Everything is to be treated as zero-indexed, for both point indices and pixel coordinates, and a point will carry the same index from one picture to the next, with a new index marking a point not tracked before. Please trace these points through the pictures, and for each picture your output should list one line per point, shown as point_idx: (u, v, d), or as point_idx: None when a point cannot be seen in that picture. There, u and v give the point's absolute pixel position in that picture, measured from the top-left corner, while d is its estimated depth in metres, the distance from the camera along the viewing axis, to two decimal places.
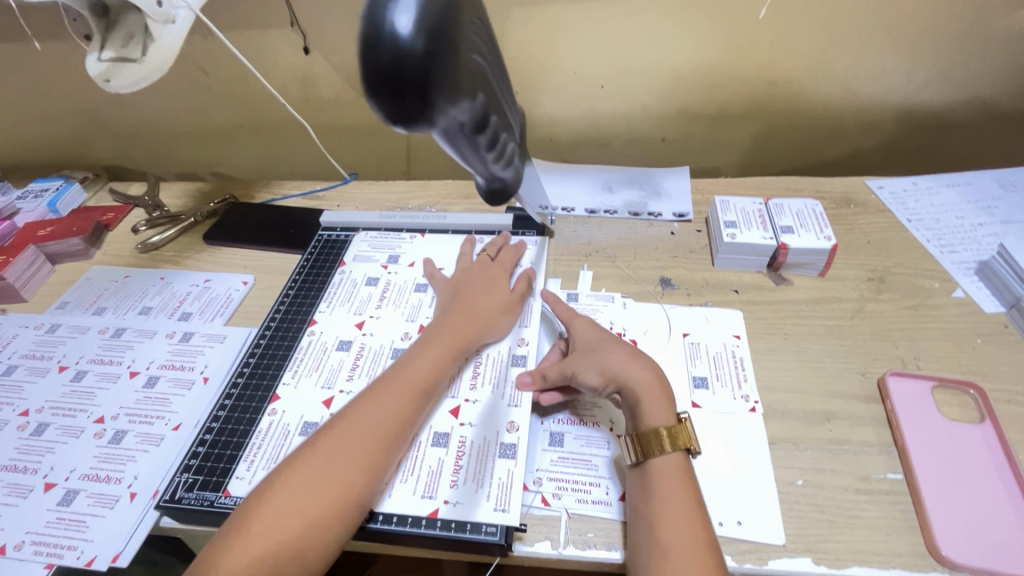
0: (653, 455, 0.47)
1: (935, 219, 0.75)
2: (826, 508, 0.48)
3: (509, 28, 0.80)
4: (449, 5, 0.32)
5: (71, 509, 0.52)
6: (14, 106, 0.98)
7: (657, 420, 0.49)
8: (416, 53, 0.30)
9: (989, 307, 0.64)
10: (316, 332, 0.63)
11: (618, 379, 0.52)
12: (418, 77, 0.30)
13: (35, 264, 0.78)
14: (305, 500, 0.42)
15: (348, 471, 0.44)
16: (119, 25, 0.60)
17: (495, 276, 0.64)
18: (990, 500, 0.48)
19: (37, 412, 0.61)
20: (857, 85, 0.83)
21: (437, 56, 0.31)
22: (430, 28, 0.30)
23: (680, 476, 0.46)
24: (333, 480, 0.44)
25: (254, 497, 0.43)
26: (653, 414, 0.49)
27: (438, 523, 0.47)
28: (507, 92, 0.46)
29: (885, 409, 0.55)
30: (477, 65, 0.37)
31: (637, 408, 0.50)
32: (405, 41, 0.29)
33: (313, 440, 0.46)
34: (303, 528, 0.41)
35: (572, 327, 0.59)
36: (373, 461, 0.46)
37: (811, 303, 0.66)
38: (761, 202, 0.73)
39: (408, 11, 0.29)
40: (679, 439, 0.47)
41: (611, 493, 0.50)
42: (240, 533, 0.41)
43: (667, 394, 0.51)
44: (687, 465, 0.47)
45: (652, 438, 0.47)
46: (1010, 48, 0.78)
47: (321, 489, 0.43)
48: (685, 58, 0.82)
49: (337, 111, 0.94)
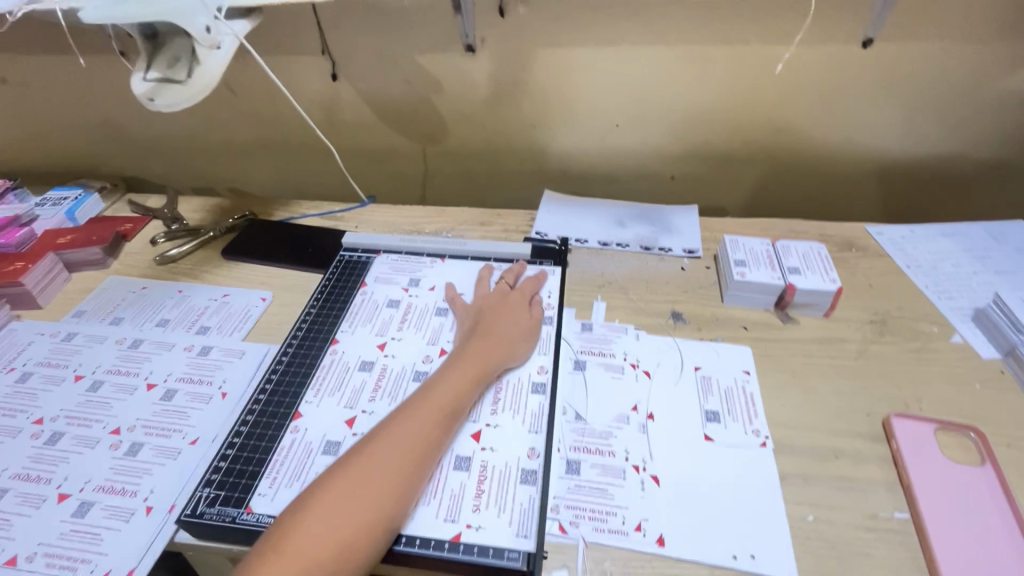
0: None
1: (933, 267, 0.79)
2: (836, 544, 0.50)
3: (532, 66, 0.84)
4: None
5: (85, 521, 0.52)
6: (40, 114, 1.00)
7: None
8: None
9: (986, 353, 0.67)
10: (338, 351, 0.64)
11: None
12: None
13: (53, 271, 0.79)
14: (340, 520, 0.44)
15: (379, 491, 0.46)
16: (166, 48, 0.64)
17: (515, 302, 0.66)
18: (993, 541, 0.50)
19: (52, 420, 0.61)
20: (856, 136, 0.88)
21: None
22: None
23: None
24: (366, 501, 0.45)
25: (287, 517, 0.45)
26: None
27: (461, 547, 0.48)
28: None
29: (890, 448, 0.57)
30: None
31: None
32: None
33: (345, 462, 0.48)
34: (338, 547, 0.43)
35: None
36: (403, 483, 0.48)
37: (816, 342, 0.68)
38: (768, 243, 0.77)
39: None
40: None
41: (627, 522, 0.51)
42: (275, 553, 0.42)
43: None
44: None
45: None
46: (999, 109, 0.83)
47: (353, 511, 0.45)
48: (696, 103, 0.86)
49: (358, 135, 0.97)
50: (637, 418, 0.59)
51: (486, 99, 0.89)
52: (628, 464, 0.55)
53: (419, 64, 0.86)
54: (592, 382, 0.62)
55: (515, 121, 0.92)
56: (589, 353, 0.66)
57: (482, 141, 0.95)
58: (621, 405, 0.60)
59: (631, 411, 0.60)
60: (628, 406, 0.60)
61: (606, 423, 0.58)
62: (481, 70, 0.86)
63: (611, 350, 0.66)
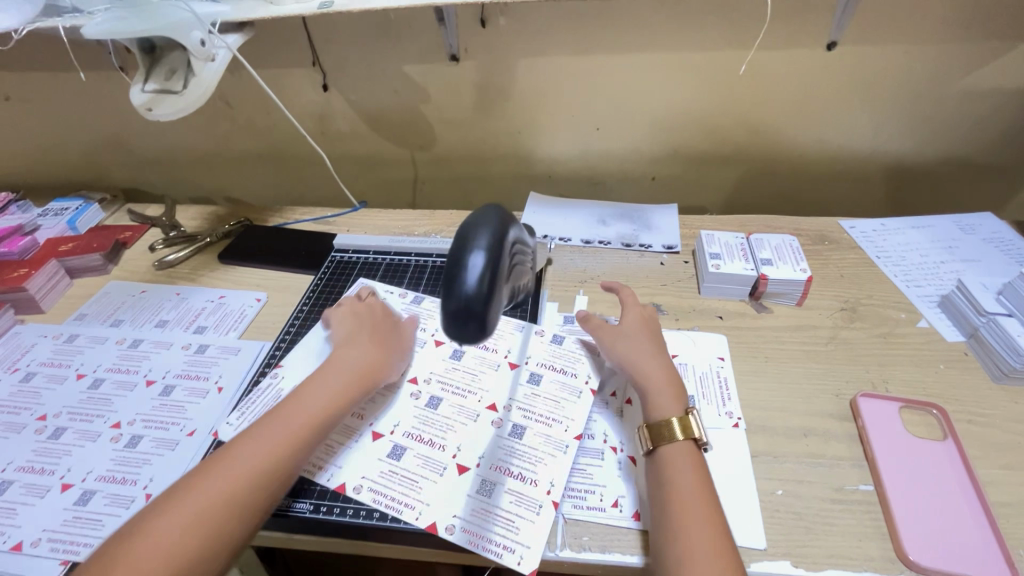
0: (665, 443, 0.51)
1: (902, 257, 0.82)
2: (803, 516, 0.52)
3: (513, 74, 0.88)
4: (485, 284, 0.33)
5: (88, 508, 0.54)
6: (42, 129, 1.04)
7: (667, 411, 0.54)
8: (477, 301, 0.33)
9: (950, 336, 0.70)
10: (277, 376, 0.64)
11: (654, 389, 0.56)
12: (478, 315, 0.33)
13: (55, 277, 0.82)
14: (187, 530, 0.43)
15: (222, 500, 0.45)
16: (163, 61, 0.67)
17: (395, 321, 0.66)
18: (953, 510, 0.52)
19: (55, 416, 0.63)
20: (827, 134, 0.92)
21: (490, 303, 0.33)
22: (484, 281, 0.33)
23: (689, 463, 0.50)
24: (201, 510, 0.44)
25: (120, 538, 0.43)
26: (664, 406, 0.54)
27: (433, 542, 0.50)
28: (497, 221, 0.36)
29: (857, 426, 0.60)
30: (484, 260, 0.33)
31: (653, 400, 0.55)
32: (469, 294, 0.33)
33: (190, 478, 0.46)
34: (179, 563, 0.41)
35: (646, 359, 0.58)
36: (251, 493, 0.46)
37: (789, 330, 0.71)
38: (743, 237, 0.80)
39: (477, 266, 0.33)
40: (687, 427, 0.52)
41: (553, 492, 0.53)
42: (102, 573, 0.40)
43: (678, 391, 0.56)
44: (696, 454, 0.51)
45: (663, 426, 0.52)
46: (963, 106, 0.87)
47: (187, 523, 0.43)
48: (672, 106, 0.90)
49: (350, 143, 1.01)
50: (561, 437, 0.57)
51: (472, 105, 0.93)
52: (605, 447, 0.57)
53: (406, 74, 0.90)
54: (517, 393, 0.61)
55: (500, 126, 0.95)
56: (546, 368, 0.64)
57: (469, 147, 0.99)
58: (522, 415, 0.59)
59: (553, 427, 0.58)
60: (540, 420, 0.59)
61: (508, 445, 0.57)
62: (466, 78, 0.89)
63: (575, 369, 0.64)
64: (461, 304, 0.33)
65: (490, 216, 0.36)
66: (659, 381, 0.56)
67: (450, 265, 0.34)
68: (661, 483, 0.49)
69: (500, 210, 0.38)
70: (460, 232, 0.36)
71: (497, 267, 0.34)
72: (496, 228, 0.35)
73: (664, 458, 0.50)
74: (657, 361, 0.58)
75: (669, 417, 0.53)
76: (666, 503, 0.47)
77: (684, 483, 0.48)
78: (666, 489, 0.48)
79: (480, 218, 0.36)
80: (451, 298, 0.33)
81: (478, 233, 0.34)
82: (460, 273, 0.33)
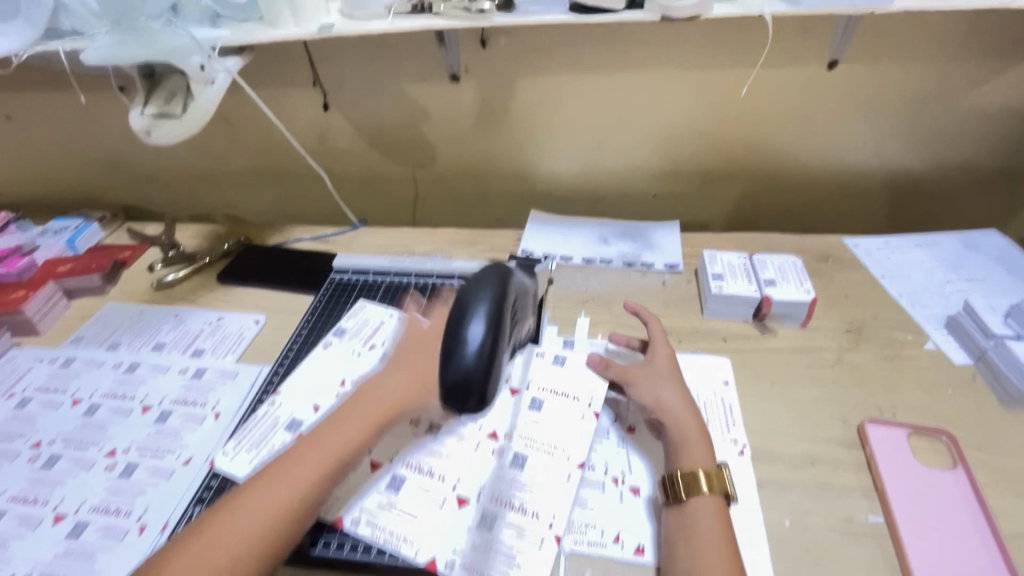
0: (693, 496, 0.51)
1: (906, 276, 0.81)
2: (812, 548, 0.51)
3: (515, 93, 0.88)
4: (480, 360, 0.39)
5: (80, 542, 0.53)
6: (44, 148, 1.04)
7: (698, 463, 0.53)
8: (475, 372, 0.39)
9: (958, 358, 0.69)
10: (275, 403, 0.63)
11: (686, 437, 0.55)
12: (475, 386, 0.39)
13: (52, 299, 0.81)
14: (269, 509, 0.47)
15: (304, 490, 0.49)
16: (163, 85, 0.67)
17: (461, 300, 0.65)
18: (965, 542, 0.51)
19: (50, 443, 0.62)
20: (829, 151, 0.91)
21: (486, 372, 0.40)
22: (481, 354, 0.39)
23: (715, 519, 0.49)
24: (286, 499, 0.48)
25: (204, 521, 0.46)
26: (694, 456, 0.53)
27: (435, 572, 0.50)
28: (491, 292, 0.41)
29: (865, 454, 0.59)
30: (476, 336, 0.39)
31: (682, 450, 0.54)
32: (465, 368, 0.39)
33: (273, 467, 0.50)
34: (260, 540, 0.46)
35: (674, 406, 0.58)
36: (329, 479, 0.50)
37: (794, 353, 0.70)
38: (746, 257, 0.79)
39: (472, 340, 0.39)
40: (716, 482, 0.51)
41: (554, 527, 0.52)
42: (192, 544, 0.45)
43: (707, 444, 0.55)
44: (723, 511, 0.51)
45: (693, 479, 0.51)
46: (965, 123, 0.86)
47: (270, 510, 0.47)
48: (674, 124, 0.90)
49: (350, 161, 1.01)
50: (564, 466, 0.56)
51: (472, 124, 0.92)
52: (606, 477, 0.57)
53: (406, 94, 0.90)
54: (519, 421, 0.60)
55: (501, 145, 0.95)
56: (548, 393, 0.63)
57: (469, 165, 0.99)
58: (524, 444, 0.58)
59: (555, 454, 0.57)
60: (543, 448, 0.58)
61: (510, 476, 0.56)
62: (466, 97, 0.89)
63: (575, 391, 0.62)
64: (459, 378, 0.39)
65: (489, 284, 0.41)
66: (687, 429, 0.56)
67: (450, 337, 0.40)
68: (689, 536, 0.49)
69: (498, 274, 0.42)
70: (461, 301, 0.41)
71: (493, 337, 0.40)
72: (492, 301, 0.40)
73: (691, 509, 0.50)
74: (686, 409, 0.57)
75: (699, 468, 0.52)
76: (690, 558, 0.47)
77: (708, 542, 0.48)
78: (693, 542, 0.48)
79: (479, 288, 0.41)
80: (452, 370, 0.39)
81: (474, 307, 0.40)
82: (456, 348, 0.39)
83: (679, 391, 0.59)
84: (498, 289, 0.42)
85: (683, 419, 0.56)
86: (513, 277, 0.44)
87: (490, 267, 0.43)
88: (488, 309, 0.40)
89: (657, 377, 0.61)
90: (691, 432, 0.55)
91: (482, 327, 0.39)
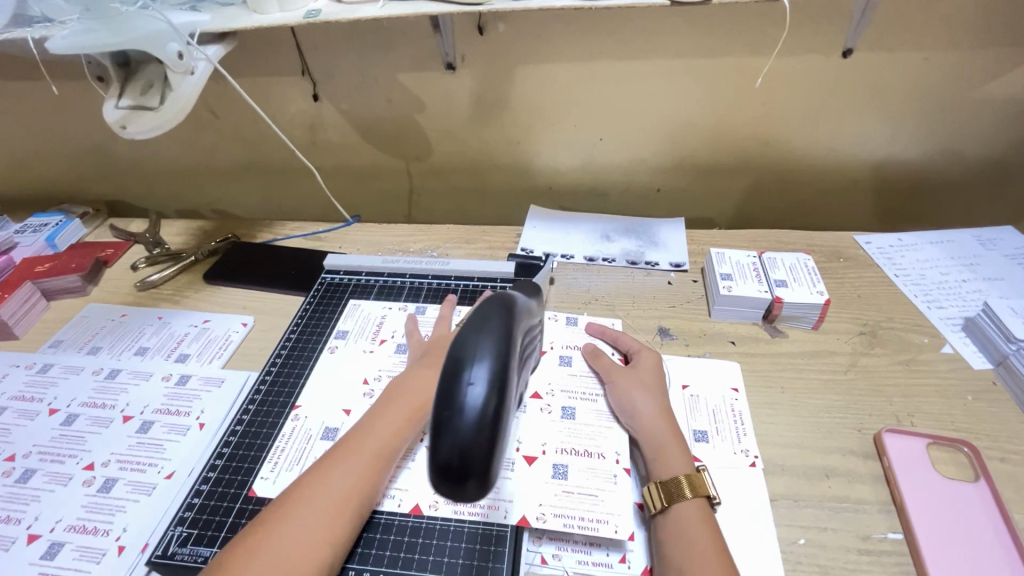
0: (676, 501, 0.48)
1: (921, 275, 0.78)
2: (829, 569, 0.48)
3: (514, 82, 0.84)
4: (487, 428, 0.28)
5: (55, 563, 0.50)
6: (21, 141, 0.99)
7: (676, 469, 0.51)
8: (478, 448, 0.28)
9: (977, 363, 0.66)
10: (300, 417, 0.59)
11: (663, 442, 0.53)
12: (478, 465, 0.28)
13: (30, 300, 0.78)
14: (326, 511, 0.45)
15: (361, 487, 0.47)
16: (139, 74, 0.63)
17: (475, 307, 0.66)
18: (990, 562, 0.48)
19: (24, 457, 0.59)
20: (841, 145, 0.88)
21: (494, 444, 0.29)
22: (488, 419, 0.28)
23: (702, 521, 0.47)
24: (346, 496, 0.47)
25: (260, 524, 0.44)
26: (673, 462, 0.51)
27: None
28: (502, 330, 0.30)
29: (882, 466, 0.56)
30: (481, 395, 0.28)
31: (660, 457, 0.52)
32: (466, 442, 0.28)
33: (320, 465, 0.48)
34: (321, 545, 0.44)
35: (651, 411, 0.56)
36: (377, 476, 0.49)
37: (806, 357, 0.67)
38: (755, 256, 0.76)
39: (476, 398, 0.28)
40: (698, 484, 0.49)
41: (620, 532, 0.48)
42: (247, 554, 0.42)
43: (683, 446, 0.53)
44: (709, 512, 0.48)
45: (670, 484, 0.49)
46: (984, 115, 0.83)
47: (332, 509, 0.45)
48: (680, 115, 0.86)
49: (343, 154, 0.97)
50: (606, 467, 0.53)
51: (469, 116, 0.88)
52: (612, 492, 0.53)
53: (400, 84, 0.85)
54: (551, 429, 0.57)
55: (499, 138, 0.91)
56: (576, 398, 0.60)
57: (467, 159, 0.95)
58: (560, 451, 0.55)
59: (597, 458, 0.54)
60: (580, 452, 0.55)
61: (554, 487, 0.52)
62: (462, 88, 0.85)
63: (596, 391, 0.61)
64: (457, 453, 0.28)
65: (494, 317, 0.31)
66: (664, 437, 0.53)
67: (444, 395, 0.29)
68: (676, 543, 0.46)
69: (504, 305, 0.32)
70: (457, 342, 0.30)
71: (501, 395, 0.29)
72: (501, 344, 0.30)
73: (675, 516, 0.47)
74: (659, 416, 0.55)
75: (678, 474, 0.50)
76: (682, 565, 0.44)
77: (697, 546, 0.45)
78: (681, 550, 0.45)
79: (480, 322, 0.31)
80: (447, 446, 0.28)
81: (478, 354, 0.29)
82: (455, 412, 0.28)
83: (660, 397, 0.57)
84: (509, 324, 0.31)
85: (659, 423, 0.55)
86: (521, 304, 0.34)
87: (492, 296, 0.33)
88: (497, 355, 0.29)
89: (637, 381, 0.59)
90: (668, 438, 0.53)
91: (490, 382, 0.28)
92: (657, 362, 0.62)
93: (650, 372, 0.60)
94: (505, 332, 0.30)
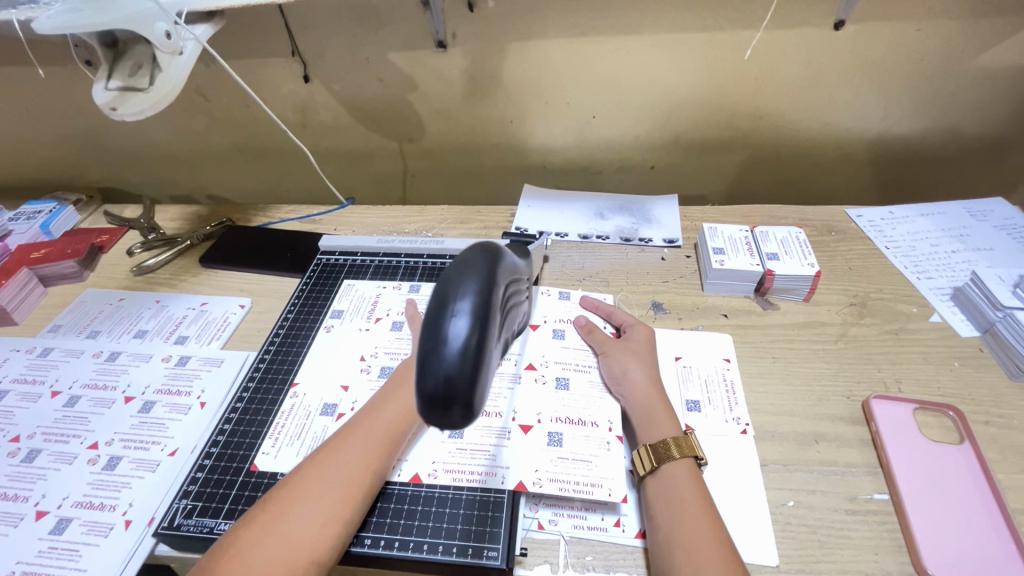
0: (664, 462, 0.50)
1: (912, 246, 0.79)
2: (816, 529, 0.50)
3: (505, 61, 0.83)
4: (472, 359, 0.28)
5: (64, 538, 0.51)
6: (10, 127, 0.98)
7: (664, 432, 0.52)
8: (465, 379, 0.28)
9: (964, 331, 0.67)
10: (299, 395, 0.60)
11: (653, 406, 0.55)
12: (465, 396, 0.28)
13: (27, 287, 0.78)
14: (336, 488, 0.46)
15: (370, 467, 0.48)
16: (127, 55, 0.62)
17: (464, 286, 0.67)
18: (972, 519, 0.50)
19: (29, 437, 0.60)
20: (833, 118, 0.88)
21: (480, 377, 0.29)
22: (473, 351, 0.28)
23: (689, 480, 0.48)
24: (355, 476, 0.47)
25: (269, 503, 0.45)
26: (660, 427, 0.53)
27: (455, 549, 0.48)
28: (484, 268, 0.30)
29: (870, 431, 0.57)
30: (464, 328, 0.28)
31: (648, 420, 0.54)
32: (451, 371, 0.28)
33: (330, 445, 0.50)
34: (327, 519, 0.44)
35: (642, 377, 0.57)
36: (386, 455, 0.50)
37: (797, 328, 0.68)
38: (748, 230, 0.76)
39: (460, 332, 0.28)
40: (685, 445, 0.50)
41: (614, 494, 0.50)
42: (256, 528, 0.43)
43: (670, 409, 0.55)
44: (696, 472, 0.49)
45: (660, 446, 0.51)
46: (977, 86, 0.82)
47: (341, 487, 0.46)
48: (671, 90, 0.85)
49: (336, 136, 0.97)
50: (599, 435, 0.55)
51: (461, 95, 0.88)
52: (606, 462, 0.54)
53: (391, 63, 0.85)
54: (545, 400, 0.58)
55: (491, 116, 0.91)
56: (570, 369, 0.61)
57: (460, 138, 0.95)
58: (555, 420, 0.56)
59: (590, 426, 0.55)
60: (575, 421, 0.56)
61: (550, 453, 0.53)
62: (453, 67, 0.84)
63: (589, 363, 0.62)
64: (442, 383, 0.28)
65: (478, 258, 0.31)
66: (652, 402, 0.55)
67: (429, 331, 0.28)
68: (665, 501, 0.47)
69: (488, 249, 0.32)
70: (442, 280, 0.30)
71: (486, 330, 0.29)
72: (484, 283, 0.30)
73: (663, 477, 0.49)
74: (650, 385, 0.56)
75: (666, 437, 0.51)
76: (671, 521, 0.45)
77: (684, 502, 0.46)
78: (670, 507, 0.47)
79: (464, 262, 0.31)
80: (432, 378, 0.28)
81: (461, 291, 0.29)
82: (439, 343, 0.28)
83: (651, 365, 0.59)
84: (494, 264, 0.31)
85: (650, 388, 0.56)
86: (507, 253, 0.34)
87: (477, 242, 0.33)
88: (480, 290, 0.29)
89: (630, 349, 0.60)
90: (657, 402, 0.55)
91: (473, 316, 0.28)
92: (649, 331, 0.64)
93: (642, 340, 0.62)
94: (489, 271, 0.30)
